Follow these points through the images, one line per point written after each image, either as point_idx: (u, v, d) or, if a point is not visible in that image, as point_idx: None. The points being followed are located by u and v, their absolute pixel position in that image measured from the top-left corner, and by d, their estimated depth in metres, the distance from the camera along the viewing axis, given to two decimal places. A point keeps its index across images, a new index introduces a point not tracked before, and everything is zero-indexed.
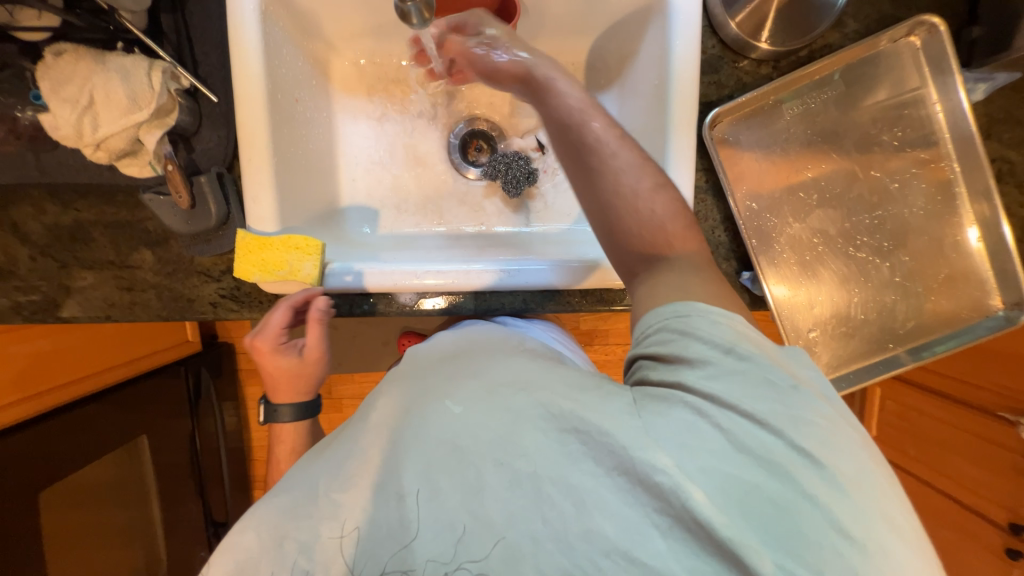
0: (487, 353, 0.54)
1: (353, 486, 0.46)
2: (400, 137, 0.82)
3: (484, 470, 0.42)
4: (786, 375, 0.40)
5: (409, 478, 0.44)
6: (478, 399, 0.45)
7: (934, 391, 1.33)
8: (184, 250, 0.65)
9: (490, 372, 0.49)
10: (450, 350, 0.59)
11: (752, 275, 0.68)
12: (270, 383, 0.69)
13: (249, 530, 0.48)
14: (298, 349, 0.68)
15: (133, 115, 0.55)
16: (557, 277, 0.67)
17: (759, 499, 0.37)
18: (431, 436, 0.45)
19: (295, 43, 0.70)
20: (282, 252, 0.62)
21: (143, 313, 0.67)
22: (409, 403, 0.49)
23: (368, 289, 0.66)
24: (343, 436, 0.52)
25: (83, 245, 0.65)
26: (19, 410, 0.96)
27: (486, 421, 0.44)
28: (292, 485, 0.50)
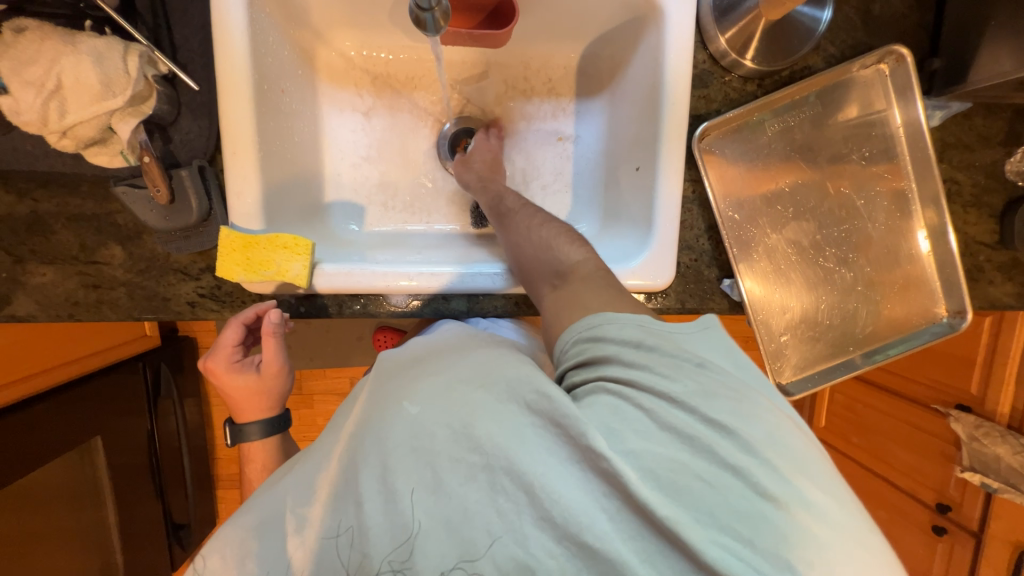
0: (451, 351, 0.55)
1: (315, 500, 0.48)
2: (388, 132, 0.80)
3: (443, 467, 0.42)
4: (690, 355, 0.42)
5: (367, 483, 0.45)
6: (434, 397, 0.46)
7: (878, 385, 1.45)
8: (160, 246, 0.61)
9: (449, 370, 0.49)
10: (414, 354, 0.57)
11: (732, 281, 0.73)
12: (234, 404, 0.70)
13: (212, 556, 0.49)
14: (255, 366, 0.69)
15: (106, 102, 0.51)
16: None
17: (685, 474, 0.37)
18: (389, 436, 0.45)
19: (281, 31, 0.67)
20: (268, 251, 0.60)
21: (112, 313, 0.62)
22: (375, 408, 0.50)
23: (359, 291, 0.65)
24: (309, 453, 0.53)
25: (42, 237, 0.60)
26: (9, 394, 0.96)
27: (441, 417, 0.44)
28: (252, 511, 0.51)
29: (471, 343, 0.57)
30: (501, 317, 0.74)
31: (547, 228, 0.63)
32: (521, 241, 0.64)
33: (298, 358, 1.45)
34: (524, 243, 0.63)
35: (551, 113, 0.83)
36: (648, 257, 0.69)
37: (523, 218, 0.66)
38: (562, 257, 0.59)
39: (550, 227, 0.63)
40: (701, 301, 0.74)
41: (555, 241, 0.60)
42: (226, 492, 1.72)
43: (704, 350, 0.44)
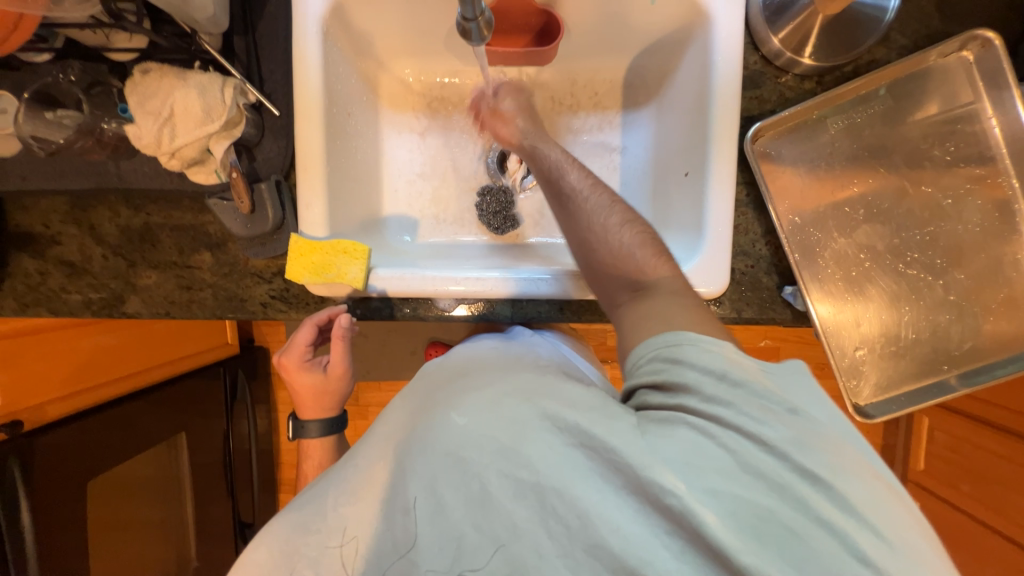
0: (495, 364, 0.57)
1: (359, 499, 0.50)
2: (440, 150, 0.86)
3: (489, 483, 0.43)
4: (785, 400, 0.40)
5: (414, 489, 0.46)
6: (481, 409, 0.46)
7: (988, 423, 1.24)
8: (241, 252, 0.69)
9: (493, 384, 0.50)
10: (459, 365, 0.60)
11: (795, 290, 0.67)
12: (300, 399, 0.76)
13: (261, 547, 0.51)
14: (322, 366, 0.75)
15: (207, 126, 0.60)
16: (577, 288, 0.67)
17: (760, 512, 0.36)
18: (436, 446, 0.46)
19: (350, 62, 0.75)
20: (331, 255, 0.65)
21: (199, 311, 0.71)
22: (421, 414, 0.51)
23: (407, 293, 0.68)
24: (354, 453, 0.55)
25: (150, 245, 0.70)
26: (87, 398, 1.06)
27: (491, 431, 0.44)
28: (304, 503, 0.53)
29: (510, 359, 0.60)
30: (544, 322, 0.73)
31: (627, 231, 0.57)
32: (595, 233, 0.58)
33: (355, 370, 1.52)
34: (600, 243, 0.57)
35: (597, 126, 0.85)
36: (698, 263, 0.67)
37: (595, 207, 0.59)
38: (640, 267, 0.55)
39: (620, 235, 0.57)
40: (760, 311, 0.69)
41: (639, 251, 0.56)
42: (289, 497, 1.81)
43: (791, 387, 0.41)
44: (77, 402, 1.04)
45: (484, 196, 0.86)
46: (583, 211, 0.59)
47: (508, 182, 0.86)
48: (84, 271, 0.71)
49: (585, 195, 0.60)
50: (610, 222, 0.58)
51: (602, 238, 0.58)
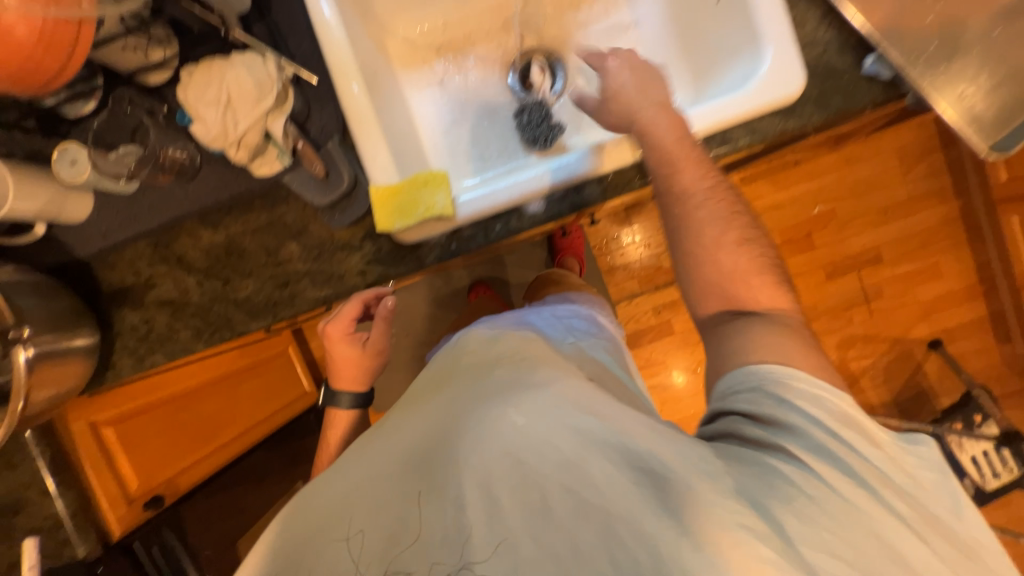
0: (537, 360, 0.57)
1: (396, 479, 0.51)
2: (465, 93, 0.86)
3: (552, 495, 0.46)
4: (892, 472, 0.46)
5: (469, 485, 0.48)
6: (540, 413, 0.49)
7: None
8: (326, 228, 0.69)
9: (549, 388, 0.51)
10: (498, 355, 0.60)
11: (876, 56, 0.64)
12: (332, 369, 0.75)
13: (310, 506, 0.54)
14: (360, 341, 0.74)
15: (263, 102, 0.60)
16: None
17: (836, 553, 0.42)
18: (494, 445, 0.49)
19: (361, 26, 0.76)
20: (414, 192, 0.65)
21: (303, 303, 0.70)
22: (470, 409, 0.53)
23: (497, 208, 0.67)
24: (390, 437, 0.56)
25: (238, 257, 0.70)
26: (204, 466, 1.06)
27: (552, 442, 0.48)
28: (338, 479, 0.54)
29: (542, 349, 0.60)
30: (635, 192, 0.70)
31: (736, 253, 0.58)
32: (701, 251, 0.59)
33: None
34: (705, 264, 0.59)
35: (605, 14, 0.85)
36: (769, 69, 0.64)
37: (706, 218, 0.59)
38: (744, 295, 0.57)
39: (715, 201, 0.58)
40: (847, 96, 0.65)
41: (746, 278, 0.58)
42: None
43: (900, 453, 0.48)
44: (197, 471, 1.04)
45: (521, 115, 0.85)
46: (694, 227, 0.59)
47: (540, 96, 0.86)
48: (185, 305, 0.71)
49: (703, 210, 0.58)
50: (720, 245, 0.58)
51: (709, 254, 0.58)
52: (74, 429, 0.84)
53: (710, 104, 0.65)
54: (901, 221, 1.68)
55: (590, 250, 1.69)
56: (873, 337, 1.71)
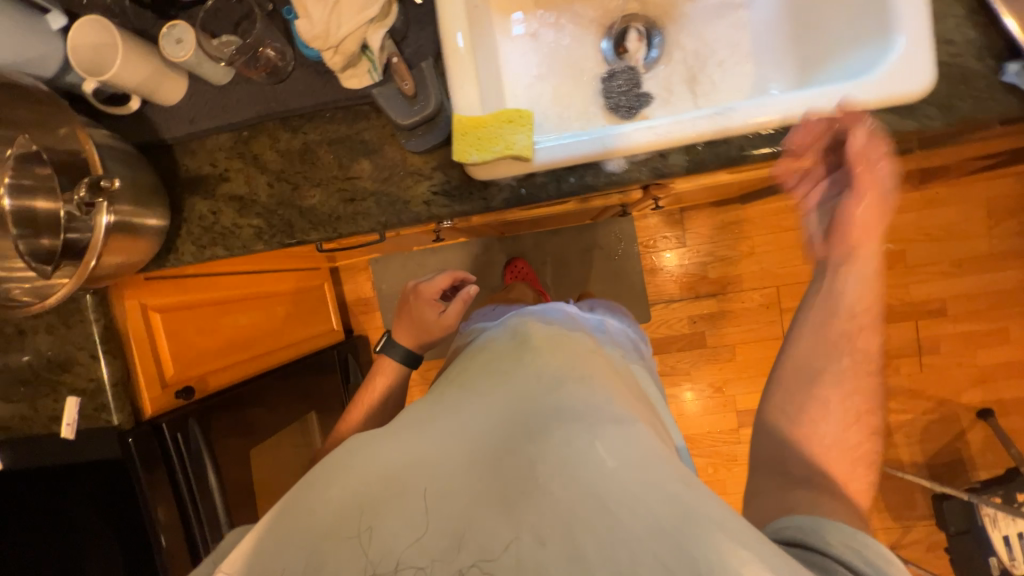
0: (613, 397, 0.54)
1: (447, 481, 0.46)
2: (557, 47, 0.84)
3: (643, 564, 0.38)
4: None
5: (541, 516, 0.42)
6: (629, 458, 0.45)
7: None
8: (400, 151, 0.69)
9: (633, 435, 0.48)
10: (569, 375, 0.57)
11: (1021, 65, 0.58)
12: (403, 322, 0.96)
13: (336, 487, 0.49)
14: (439, 310, 0.95)
15: (367, 11, 0.60)
16: (760, 115, 0.62)
17: None
18: (575, 475, 0.44)
19: None
20: (496, 127, 0.64)
21: (365, 222, 0.70)
22: (544, 426, 0.49)
23: (575, 160, 0.65)
24: (441, 426, 0.53)
25: (311, 165, 0.71)
26: (234, 372, 1.10)
27: (641, 493, 0.42)
28: (377, 459, 0.50)
29: (610, 377, 0.60)
30: (719, 169, 0.66)
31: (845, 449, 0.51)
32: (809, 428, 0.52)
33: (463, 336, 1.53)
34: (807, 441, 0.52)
35: None
36: (895, 61, 0.60)
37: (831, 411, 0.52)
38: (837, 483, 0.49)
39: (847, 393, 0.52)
40: (978, 102, 0.60)
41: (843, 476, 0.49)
42: None
43: None
44: (226, 375, 1.08)
45: (610, 78, 0.83)
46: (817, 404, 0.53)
47: (633, 61, 0.83)
48: (252, 204, 0.73)
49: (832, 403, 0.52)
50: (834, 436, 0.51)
51: (813, 430, 0.52)
52: (126, 305, 0.86)
53: (828, 88, 0.61)
54: (975, 275, 1.56)
55: (636, 246, 1.66)
56: (918, 394, 1.61)
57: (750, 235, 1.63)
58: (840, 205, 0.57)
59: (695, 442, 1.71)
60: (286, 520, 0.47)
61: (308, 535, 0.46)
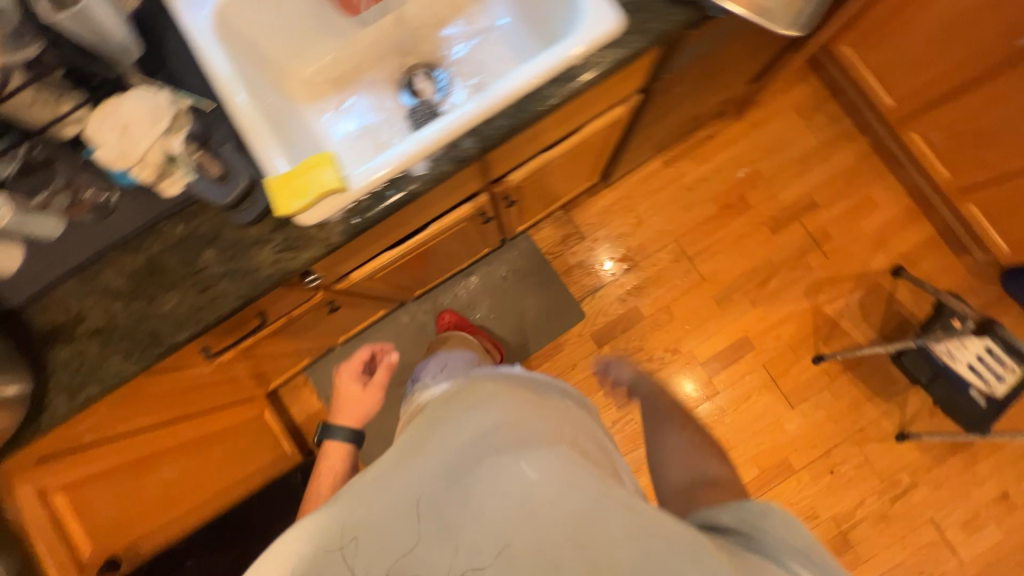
0: (540, 424, 0.67)
1: (404, 506, 0.56)
2: (363, 110, 0.98)
3: (561, 550, 0.52)
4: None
5: (483, 524, 0.55)
6: (551, 472, 0.58)
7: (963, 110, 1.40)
8: (236, 229, 0.75)
9: (553, 453, 0.61)
10: (504, 410, 0.68)
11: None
12: (335, 408, 0.96)
13: (307, 524, 0.56)
14: (363, 383, 0.98)
15: (158, 124, 0.68)
16: (511, 89, 0.75)
17: None
18: (508, 491, 0.56)
19: (258, 66, 0.88)
20: (305, 175, 0.72)
21: (226, 303, 0.74)
22: (484, 454, 0.61)
23: (382, 175, 0.73)
24: (397, 461, 0.61)
25: (159, 274, 0.75)
26: None
27: (559, 497, 0.55)
28: (342, 494, 0.58)
29: (538, 408, 0.71)
30: (505, 139, 0.77)
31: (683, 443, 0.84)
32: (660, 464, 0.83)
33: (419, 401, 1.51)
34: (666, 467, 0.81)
35: (466, 26, 1.01)
36: (586, 17, 0.76)
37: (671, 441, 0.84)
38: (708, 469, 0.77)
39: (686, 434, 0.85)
40: (657, 18, 0.77)
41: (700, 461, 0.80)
42: None
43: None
44: None
45: (413, 116, 0.98)
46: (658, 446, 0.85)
47: (426, 95, 0.98)
48: (114, 331, 0.75)
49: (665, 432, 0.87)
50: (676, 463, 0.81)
51: (661, 458, 0.83)
52: (19, 494, 0.80)
53: (553, 52, 0.76)
54: (821, 164, 1.78)
55: (544, 255, 1.78)
56: (837, 278, 1.74)
57: (633, 208, 1.79)
58: (672, 424, 0.88)
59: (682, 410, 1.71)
60: (265, 547, 0.55)
61: (287, 560, 0.54)
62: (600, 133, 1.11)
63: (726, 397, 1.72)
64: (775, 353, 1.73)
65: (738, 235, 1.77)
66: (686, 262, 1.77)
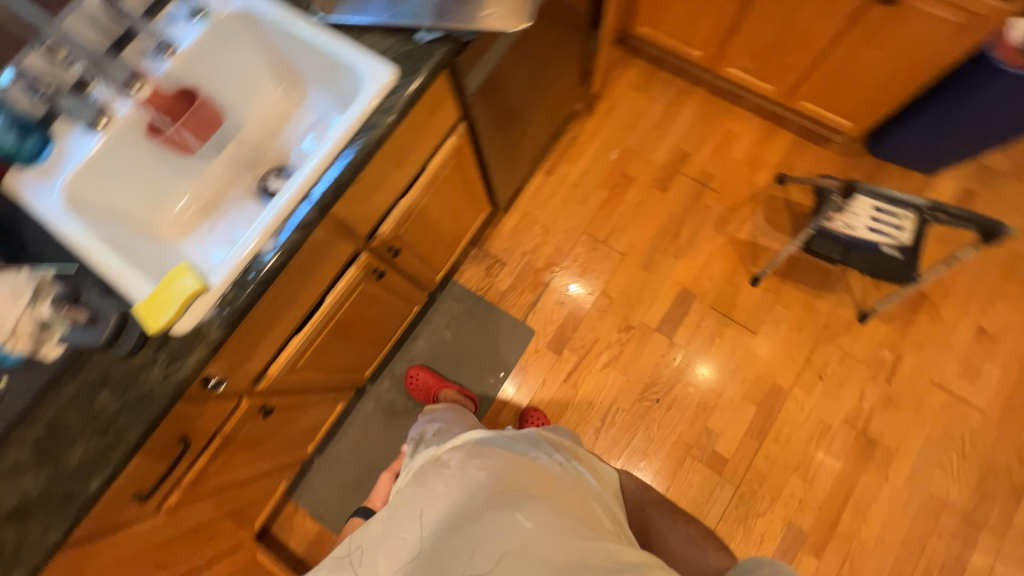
0: (534, 478, 0.90)
1: (438, 540, 0.82)
2: (229, 224, 1.07)
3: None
4: None
5: (493, 558, 0.77)
6: (541, 522, 0.81)
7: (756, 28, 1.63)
8: (121, 362, 0.79)
9: (543, 505, 0.84)
10: (509, 468, 0.91)
11: (421, 30, 0.95)
12: None
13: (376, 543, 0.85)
14: None
15: (20, 297, 0.76)
16: (327, 154, 0.86)
17: None
18: (510, 535, 0.79)
19: (117, 223, 0.96)
20: (166, 289, 0.78)
21: (131, 433, 0.77)
22: (493, 505, 0.84)
23: (239, 264, 0.81)
24: (429, 509, 0.86)
25: (60, 433, 0.77)
26: None
27: (546, 541, 0.78)
28: (397, 527, 0.86)
29: (533, 464, 0.94)
30: (339, 195, 0.87)
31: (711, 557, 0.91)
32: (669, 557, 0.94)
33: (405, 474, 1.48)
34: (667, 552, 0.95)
35: (296, 125, 1.12)
36: (369, 80, 0.91)
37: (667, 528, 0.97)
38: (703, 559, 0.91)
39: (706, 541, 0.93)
40: (424, 54, 0.94)
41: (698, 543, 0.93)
42: None
43: None
44: None
45: None
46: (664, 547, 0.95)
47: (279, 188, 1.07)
48: (29, 506, 0.75)
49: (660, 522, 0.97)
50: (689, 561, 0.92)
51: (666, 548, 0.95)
52: None
53: (352, 114, 0.88)
54: (676, 121, 1.98)
55: (475, 292, 1.85)
56: (735, 206, 1.87)
57: (536, 220, 1.91)
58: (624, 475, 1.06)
59: (660, 382, 1.72)
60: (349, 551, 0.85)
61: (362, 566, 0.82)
62: (450, 165, 1.24)
63: (693, 350, 1.74)
64: (716, 292, 1.79)
65: (635, 206, 1.90)
66: (602, 247, 1.87)
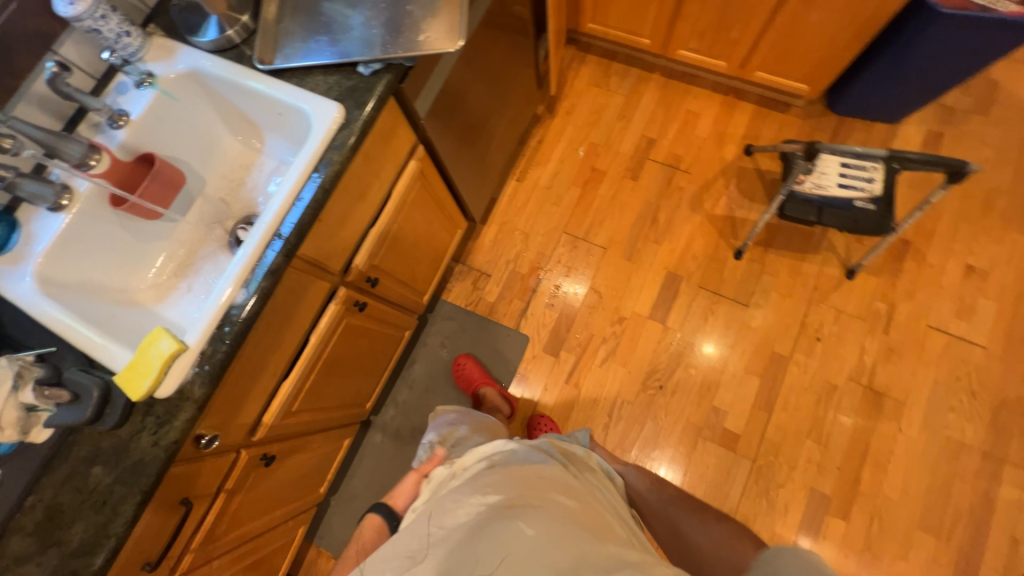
0: (541, 488, 0.86)
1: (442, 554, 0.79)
2: (204, 281, 1.08)
3: None
4: None
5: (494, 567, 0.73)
6: (545, 530, 0.76)
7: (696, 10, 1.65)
8: (110, 435, 0.80)
9: (550, 514, 0.80)
10: (516, 478, 0.88)
11: (363, 65, 0.97)
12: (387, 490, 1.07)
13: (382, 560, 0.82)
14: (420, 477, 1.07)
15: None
16: (284, 199, 0.87)
17: None
18: (513, 544, 0.75)
19: (93, 297, 0.98)
20: (143, 356, 0.78)
21: (126, 504, 0.77)
22: (497, 514, 0.80)
23: (212, 320, 0.82)
24: (436, 524, 0.84)
25: (56, 515, 0.77)
26: None
27: (550, 550, 0.73)
28: (404, 543, 0.84)
29: (542, 474, 0.91)
30: (303, 237, 0.88)
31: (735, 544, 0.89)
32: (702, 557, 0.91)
33: None
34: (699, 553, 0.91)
35: (257, 173, 1.14)
36: (317, 120, 0.92)
37: (692, 523, 0.96)
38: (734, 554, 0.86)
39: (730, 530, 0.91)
40: (369, 88, 0.95)
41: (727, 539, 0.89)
42: None
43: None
44: None
45: None
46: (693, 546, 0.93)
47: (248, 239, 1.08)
48: None
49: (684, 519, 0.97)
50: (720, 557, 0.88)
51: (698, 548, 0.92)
52: None
53: (304, 156, 0.89)
54: (637, 110, 2.00)
55: (466, 308, 1.85)
56: (708, 183, 1.88)
57: (514, 228, 1.92)
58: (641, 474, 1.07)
59: (660, 368, 1.72)
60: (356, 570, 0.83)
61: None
62: (416, 188, 1.26)
63: (688, 331, 1.74)
64: (702, 270, 1.80)
65: (610, 198, 1.91)
66: (583, 244, 1.88)
